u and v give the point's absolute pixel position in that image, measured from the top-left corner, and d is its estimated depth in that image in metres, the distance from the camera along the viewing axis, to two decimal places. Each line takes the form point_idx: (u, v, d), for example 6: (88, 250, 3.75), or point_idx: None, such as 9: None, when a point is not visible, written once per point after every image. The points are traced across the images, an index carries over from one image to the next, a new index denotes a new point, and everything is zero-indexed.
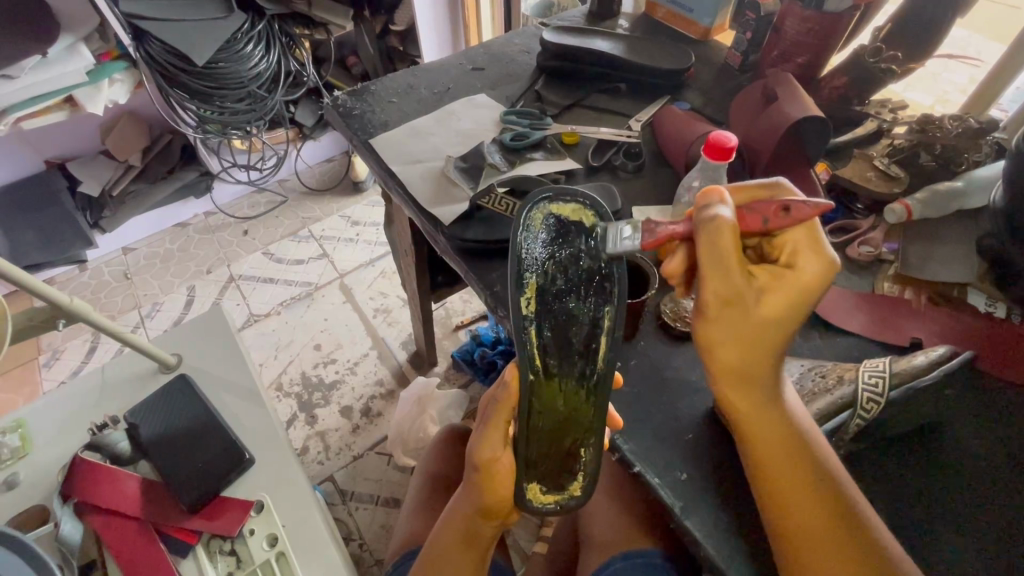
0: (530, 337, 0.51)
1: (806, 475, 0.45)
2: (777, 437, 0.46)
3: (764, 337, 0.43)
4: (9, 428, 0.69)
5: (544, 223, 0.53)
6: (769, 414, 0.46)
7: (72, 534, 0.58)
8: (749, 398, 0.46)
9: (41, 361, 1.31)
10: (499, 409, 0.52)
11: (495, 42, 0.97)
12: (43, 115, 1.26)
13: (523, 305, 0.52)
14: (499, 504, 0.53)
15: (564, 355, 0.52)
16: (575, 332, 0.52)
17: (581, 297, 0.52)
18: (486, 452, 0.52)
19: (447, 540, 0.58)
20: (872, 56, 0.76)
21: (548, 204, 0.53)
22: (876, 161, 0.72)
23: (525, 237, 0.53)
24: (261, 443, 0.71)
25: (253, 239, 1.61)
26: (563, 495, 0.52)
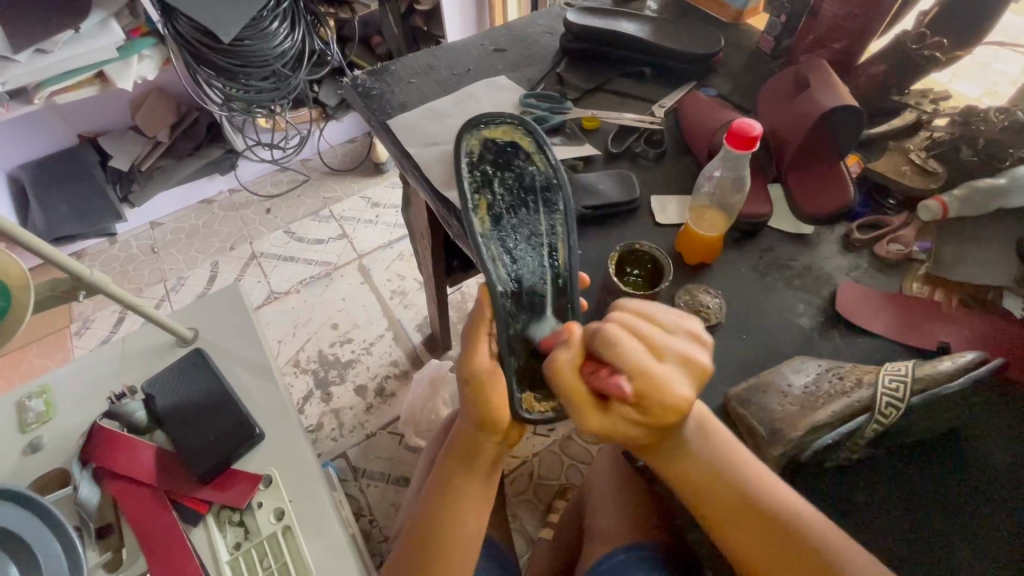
0: (490, 249, 0.55)
1: (737, 511, 0.48)
2: (699, 480, 0.49)
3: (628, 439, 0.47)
4: (35, 393, 0.72)
5: (479, 146, 0.61)
6: (681, 471, 0.49)
7: (90, 498, 0.62)
8: (666, 460, 0.49)
9: (72, 329, 1.36)
10: (477, 322, 0.51)
11: (518, 22, 0.95)
12: (75, 90, 1.29)
13: (477, 223, 0.56)
14: (496, 415, 0.50)
15: (531, 260, 0.56)
16: (535, 242, 0.56)
17: (532, 210, 0.58)
18: (474, 364, 0.49)
19: (448, 462, 0.55)
20: (915, 43, 0.70)
21: (482, 129, 0.61)
22: (913, 155, 0.69)
23: (466, 162, 0.60)
24: (272, 418, 0.73)
25: (275, 218, 1.63)
26: (555, 407, 0.52)
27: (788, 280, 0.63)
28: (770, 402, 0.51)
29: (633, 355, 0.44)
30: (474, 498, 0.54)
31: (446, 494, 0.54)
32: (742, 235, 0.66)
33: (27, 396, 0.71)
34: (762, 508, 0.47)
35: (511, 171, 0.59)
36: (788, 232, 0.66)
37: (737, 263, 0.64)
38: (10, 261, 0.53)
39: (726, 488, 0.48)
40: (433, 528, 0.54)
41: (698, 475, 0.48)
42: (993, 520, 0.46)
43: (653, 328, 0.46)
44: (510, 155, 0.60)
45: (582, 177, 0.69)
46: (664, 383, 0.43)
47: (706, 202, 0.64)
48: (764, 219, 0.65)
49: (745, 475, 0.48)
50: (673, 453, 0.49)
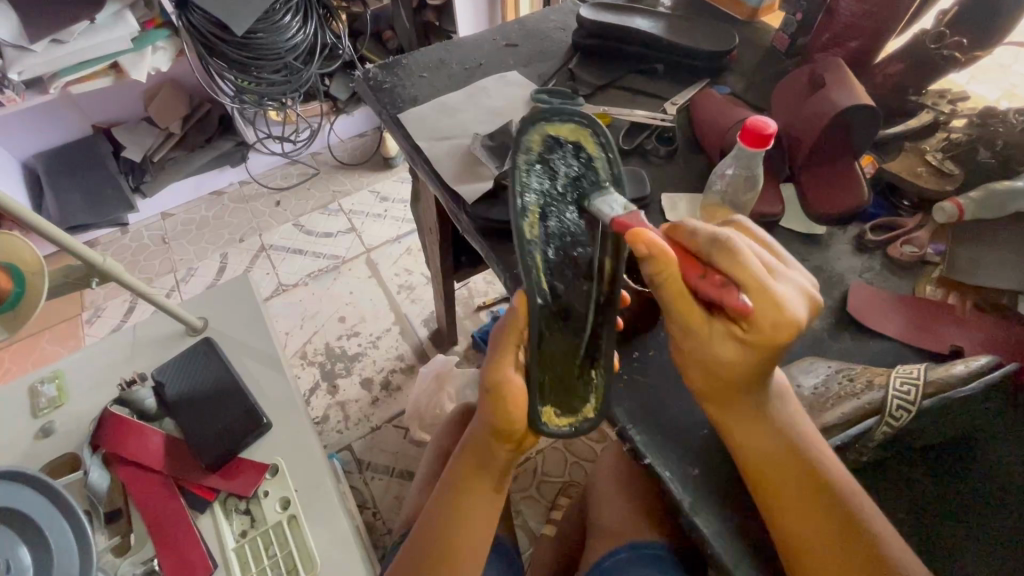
0: (533, 254, 0.49)
1: (799, 483, 0.45)
2: (773, 453, 0.47)
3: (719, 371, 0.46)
4: (48, 378, 0.73)
5: (542, 143, 0.51)
6: (748, 428, 0.47)
7: (99, 482, 0.63)
8: (738, 416, 0.48)
9: (84, 317, 1.37)
10: (507, 335, 0.49)
11: (531, 17, 0.95)
12: (90, 80, 1.30)
13: (528, 230, 0.49)
14: (516, 429, 0.49)
15: (566, 277, 0.52)
16: (577, 263, 0.52)
17: (578, 214, 0.51)
18: (500, 378, 0.48)
19: (459, 470, 0.54)
20: (934, 43, 0.69)
21: (546, 123, 0.51)
22: (929, 156, 0.68)
23: (524, 159, 0.50)
24: (279, 409, 0.73)
25: (285, 211, 1.64)
26: (577, 419, 0.52)
27: None
28: (778, 402, 0.51)
29: (755, 270, 0.43)
30: (484, 504, 0.53)
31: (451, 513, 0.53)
32: (752, 234, 0.66)
33: (40, 381, 0.72)
34: (823, 482, 0.45)
35: (562, 168, 0.51)
36: (799, 232, 0.66)
37: None
38: (27, 248, 0.55)
39: (798, 475, 0.46)
40: (448, 544, 0.52)
41: (769, 441, 0.47)
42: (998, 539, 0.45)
43: (775, 261, 0.46)
44: (571, 160, 0.51)
45: None
46: (790, 306, 0.42)
47: (716, 200, 0.64)
48: (775, 217, 0.64)
49: (814, 452, 0.46)
50: (749, 404, 0.47)
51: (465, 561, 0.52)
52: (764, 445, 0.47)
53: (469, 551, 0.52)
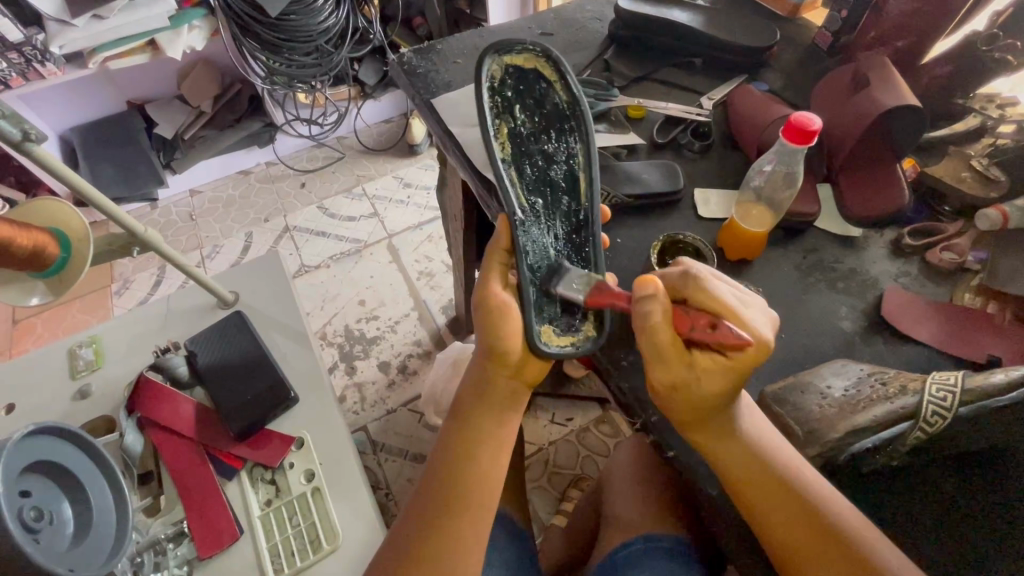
0: (512, 174, 0.56)
1: (780, 497, 0.45)
2: (745, 461, 0.47)
3: (698, 399, 0.47)
4: (85, 342, 0.75)
5: (502, 73, 0.58)
6: (739, 456, 0.47)
7: (134, 444, 0.65)
8: (711, 434, 0.48)
9: (113, 289, 1.41)
10: (492, 252, 0.55)
11: (566, 7, 0.94)
12: (128, 57, 1.33)
13: (500, 149, 0.56)
14: (512, 343, 0.51)
15: (547, 194, 0.57)
16: (554, 174, 0.57)
17: (553, 138, 0.58)
18: (489, 293, 0.53)
19: (463, 401, 0.54)
20: (986, 44, 0.67)
21: (503, 55, 0.58)
22: (974, 161, 0.66)
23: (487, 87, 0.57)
24: (305, 384, 0.74)
25: (310, 193, 1.66)
26: (578, 338, 0.54)
27: (831, 282, 0.61)
28: (808, 402, 0.51)
29: (717, 291, 0.46)
30: (491, 435, 0.52)
31: (459, 437, 0.52)
32: (786, 233, 0.65)
33: (78, 345, 0.75)
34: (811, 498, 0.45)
35: (535, 101, 0.58)
36: (835, 234, 0.65)
37: (779, 262, 0.63)
38: (73, 214, 0.56)
39: (766, 478, 0.46)
40: (456, 472, 0.50)
41: (740, 454, 0.47)
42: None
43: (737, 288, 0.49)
44: (532, 85, 0.58)
45: (625, 165, 0.68)
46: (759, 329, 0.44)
47: (752, 197, 0.64)
48: (812, 218, 0.63)
49: (795, 472, 0.46)
50: (724, 424, 0.47)
51: (481, 493, 0.50)
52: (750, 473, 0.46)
53: (484, 483, 0.50)
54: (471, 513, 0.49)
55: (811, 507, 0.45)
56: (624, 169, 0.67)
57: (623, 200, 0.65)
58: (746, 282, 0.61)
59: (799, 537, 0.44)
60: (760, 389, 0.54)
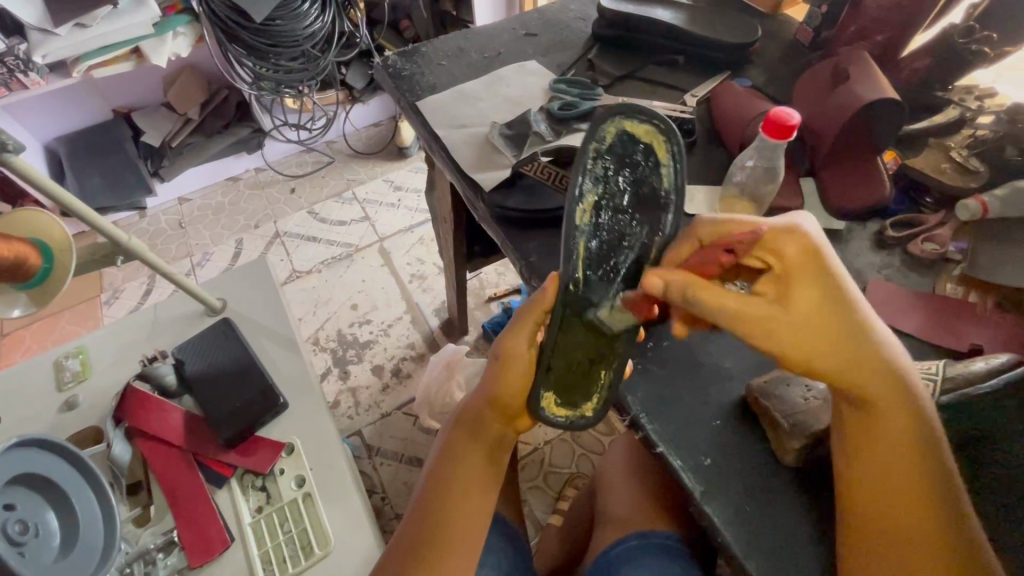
0: (578, 248, 0.50)
1: (900, 455, 0.43)
2: (895, 418, 0.43)
3: (870, 357, 0.43)
4: (72, 353, 0.75)
5: (615, 138, 0.49)
6: (893, 417, 0.44)
7: (122, 455, 0.65)
8: (871, 364, 0.43)
9: (103, 299, 1.40)
10: (530, 309, 0.51)
11: (551, 7, 0.94)
12: (111, 65, 1.32)
13: (578, 216, 0.50)
14: (512, 398, 0.52)
15: (608, 278, 0.51)
16: (621, 263, 0.51)
17: (640, 226, 0.50)
18: (511, 352, 0.51)
19: (454, 433, 0.54)
20: (963, 37, 0.68)
21: (625, 119, 0.49)
22: (954, 152, 0.67)
23: (593, 146, 0.49)
24: (295, 389, 0.74)
25: (299, 198, 1.65)
26: (575, 413, 0.53)
27: None
28: (793, 394, 0.51)
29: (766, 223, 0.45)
30: (479, 479, 0.52)
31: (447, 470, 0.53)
32: None
33: (65, 356, 0.74)
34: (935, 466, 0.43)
35: (635, 177, 0.50)
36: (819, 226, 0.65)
37: None
38: (55, 225, 0.56)
39: (894, 419, 0.44)
40: (438, 505, 0.51)
41: (894, 396, 0.44)
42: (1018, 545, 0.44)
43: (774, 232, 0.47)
44: (640, 161, 0.50)
45: None
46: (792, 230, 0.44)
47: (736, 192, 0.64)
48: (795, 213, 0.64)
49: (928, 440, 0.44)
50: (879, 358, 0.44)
51: (461, 528, 0.50)
52: (887, 424, 0.44)
53: (462, 513, 0.51)
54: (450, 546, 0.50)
55: (927, 474, 0.43)
56: None
57: None
58: None
59: (897, 493, 0.43)
60: (747, 382, 0.55)
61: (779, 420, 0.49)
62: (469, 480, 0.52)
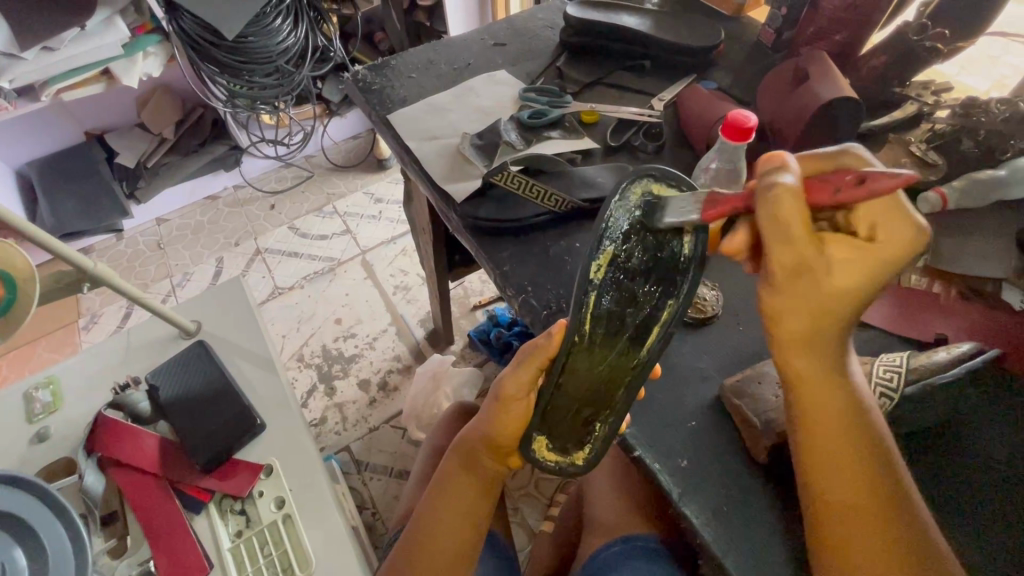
0: (587, 303, 0.47)
1: (847, 446, 0.43)
2: (838, 411, 0.43)
3: (821, 341, 0.41)
4: (43, 383, 0.73)
5: (641, 197, 0.48)
6: (837, 417, 0.43)
7: (95, 484, 0.63)
8: (814, 362, 0.42)
9: (81, 324, 1.37)
10: (532, 357, 0.48)
11: (518, 16, 0.95)
12: (82, 87, 1.31)
13: (593, 270, 0.47)
14: (505, 441, 0.50)
15: (614, 337, 0.48)
16: (629, 323, 0.48)
17: (651, 286, 0.48)
18: (507, 393, 0.49)
19: (449, 465, 0.55)
20: (917, 34, 0.70)
21: (652, 179, 0.48)
22: (913, 147, 0.67)
23: (618, 203, 0.47)
24: (273, 410, 0.73)
25: (279, 214, 1.64)
26: (564, 460, 0.51)
27: None
28: (764, 392, 0.51)
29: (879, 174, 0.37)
30: (470, 507, 0.53)
31: (440, 501, 0.54)
32: None
33: (36, 387, 0.73)
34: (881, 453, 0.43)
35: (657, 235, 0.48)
36: None
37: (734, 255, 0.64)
38: (17, 254, 0.55)
39: (834, 411, 0.43)
40: (428, 533, 0.52)
41: (837, 386, 0.43)
42: (994, 529, 0.45)
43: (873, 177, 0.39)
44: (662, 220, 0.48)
45: (580, 171, 0.70)
46: (910, 215, 0.36)
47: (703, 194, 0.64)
48: None
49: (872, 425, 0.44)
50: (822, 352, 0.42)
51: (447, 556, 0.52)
52: (823, 412, 0.43)
53: (449, 539, 0.52)
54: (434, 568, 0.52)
55: (876, 462, 0.43)
56: (579, 174, 0.70)
57: (577, 206, 0.67)
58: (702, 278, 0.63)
59: (853, 502, 0.42)
60: (720, 382, 0.55)
61: (752, 419, 0.50)
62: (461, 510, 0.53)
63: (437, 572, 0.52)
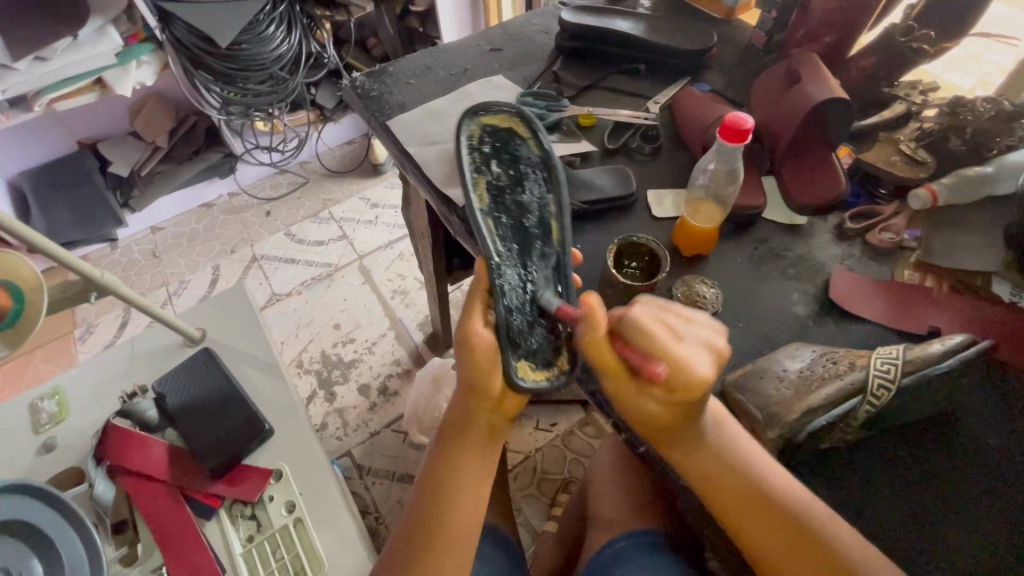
0: (490, 223, 0.56)
1: (749, 508, 0.49)
2: (725, 422, 0.51)
3: (677, 434, 0.51)
4: (47, 394, 0.73)
5: (480, 133, 0.62)
6: (732, 488, 0.50)
7: (105, 493, 0.64)
8: (685, 449, 0.51)
9: (76, 335, 1.37)
10: (471, 295, 0.52)
11: (513, 22, 0.97)
12: (74, 96, 1.30)
13: (478, 198, 0.58)
14: (490, 380, 0.50)
15: (525, 241, 0.57)
16: (532, 225, 0.58)
17: (528, 190, 0.59)
18: (468, 330, 0.50)
19: (446, 444, 0.54)
20: (903, 35, 0.72)
21: (482, 116, 0.62)
22: (902, 145, 0.70)
23: (469, 144, 0.61)
24: (281, 415, 0.74)
25: (275, 220, 1.64)
26: (552, 373, 0.53)
27: (783, 270, 0.64)
28: (766, 386, 0.52)
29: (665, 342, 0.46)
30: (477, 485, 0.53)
31: (445, 480, 0.52)
32: (737, 227, 0.68)
33: (40, 398, 0.73)
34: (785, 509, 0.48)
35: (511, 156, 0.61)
36: (782, 223, 0.68)
37: (732, 254, 0.66)
38: (24, 264, 0.55)
39: (724, 481, 0.50)
40: (436, 511, 0.52)
41: (719, 465, 0.50)
42: (985, 513, 0.48)
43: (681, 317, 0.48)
44: (507, 142, 0.62)
45: (580, 173, 0.70)
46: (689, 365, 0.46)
47: (700, 195, 0.66)
48: (756, 210, 0.66)
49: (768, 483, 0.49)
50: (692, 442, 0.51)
51: (458, 538, 0.51)
52: (718, 488, 0.50)
53: (461, 523, 0.52)
54: (447, 552, 0.50)
55: (785, 518, 0.48)
56: (578, 177, 0.70)
57: (576, 207, 0.67)
58: (703, 276, 0.64)
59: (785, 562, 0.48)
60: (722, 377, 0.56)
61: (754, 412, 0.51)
62: (468, 487, 0.52)
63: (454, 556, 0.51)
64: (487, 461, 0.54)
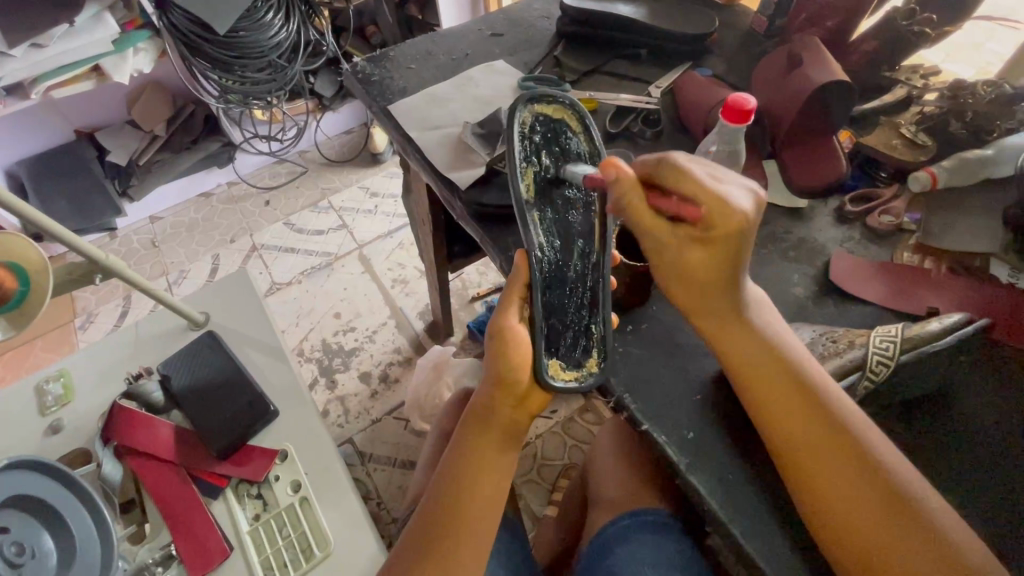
0: (535, 219, 0.56)
1: (794, 402, 0.48)
2: (773, 379, 0.49)
3: (727, 324, 0.52)
4: (54, 377, 0.73)
5: (533, 120, 0.58)
6: (779, 385, 0.49)
7: (112, 473, 0.64)
8: (732, 334, 0.52)
9: (77, 324, 1.37)
10: (510, 289, 0.55)
11: (514, 7, 0.96)
12: (71, 84, 1.29)
13: (524, 190, 0.56)
14: (521, 375, 0.52)
15: (565, 241, 0.57)
16: (574, 224, 0.57)
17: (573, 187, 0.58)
18: (505, 324, 0.53)
19: (464, 430, 0.54)
20: (905, 19, 0.72)
21: (535, 104, 0.58)
22: (903, 128, 0.70)
23: (518, 129, 0.57)
24: (284, 397, 0.74)
25: (274, 209, 1.64)
26: (582, 373, 0.55)
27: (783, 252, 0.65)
28: None
29: (694, 180, 0.45)
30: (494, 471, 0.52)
31: (463, 464, 0.52)
32: None
33: (46, 381, 0.73)
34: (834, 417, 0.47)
35: (561, 149, 0.58)
36: (783, 206, 0.68)
37: None
38: (29, 247, 0.55)
39: (776, 379, 0.49)
40: (453, 496, 0.51)
41: (762, 361, 0.50)
42: (980, 489, 0.48)
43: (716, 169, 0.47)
44: (560, 135, 0.58)
45: None
46: (730, 201, 0.44)
47: None
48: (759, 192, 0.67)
49: (814, 382, 0.49)
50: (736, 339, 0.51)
51: (473, 524, 0.50)
52: (771, 397, 0.49)
53: (475, 507, 0.51)
54: (462, 534, 0.50)
55: (840, 433, 0.47)
56: None
57: None
58: None
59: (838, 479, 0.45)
60: None
61: None
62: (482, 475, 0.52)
63: (467, 544, 0.50)
64: (506, 449, 0.54)
